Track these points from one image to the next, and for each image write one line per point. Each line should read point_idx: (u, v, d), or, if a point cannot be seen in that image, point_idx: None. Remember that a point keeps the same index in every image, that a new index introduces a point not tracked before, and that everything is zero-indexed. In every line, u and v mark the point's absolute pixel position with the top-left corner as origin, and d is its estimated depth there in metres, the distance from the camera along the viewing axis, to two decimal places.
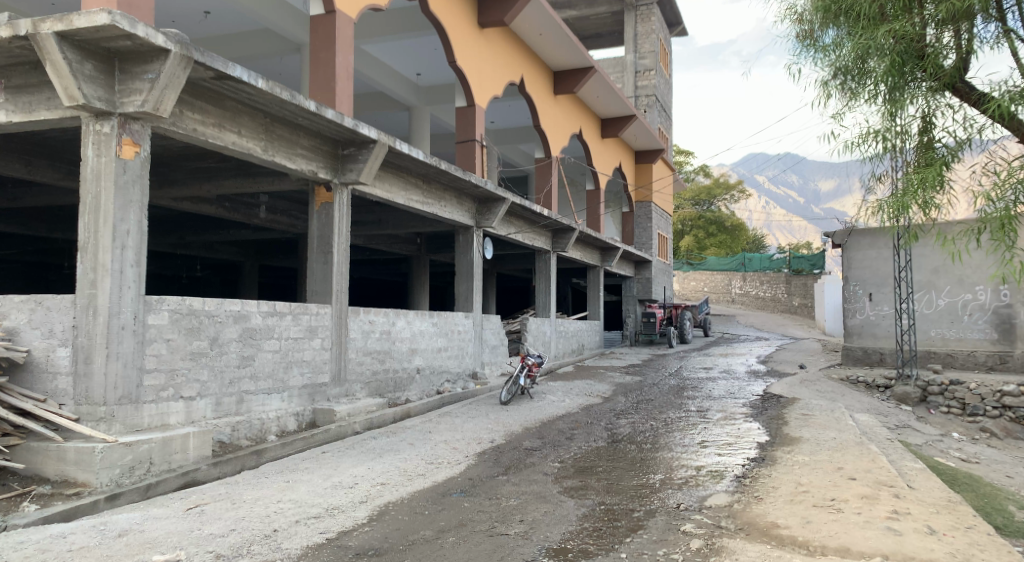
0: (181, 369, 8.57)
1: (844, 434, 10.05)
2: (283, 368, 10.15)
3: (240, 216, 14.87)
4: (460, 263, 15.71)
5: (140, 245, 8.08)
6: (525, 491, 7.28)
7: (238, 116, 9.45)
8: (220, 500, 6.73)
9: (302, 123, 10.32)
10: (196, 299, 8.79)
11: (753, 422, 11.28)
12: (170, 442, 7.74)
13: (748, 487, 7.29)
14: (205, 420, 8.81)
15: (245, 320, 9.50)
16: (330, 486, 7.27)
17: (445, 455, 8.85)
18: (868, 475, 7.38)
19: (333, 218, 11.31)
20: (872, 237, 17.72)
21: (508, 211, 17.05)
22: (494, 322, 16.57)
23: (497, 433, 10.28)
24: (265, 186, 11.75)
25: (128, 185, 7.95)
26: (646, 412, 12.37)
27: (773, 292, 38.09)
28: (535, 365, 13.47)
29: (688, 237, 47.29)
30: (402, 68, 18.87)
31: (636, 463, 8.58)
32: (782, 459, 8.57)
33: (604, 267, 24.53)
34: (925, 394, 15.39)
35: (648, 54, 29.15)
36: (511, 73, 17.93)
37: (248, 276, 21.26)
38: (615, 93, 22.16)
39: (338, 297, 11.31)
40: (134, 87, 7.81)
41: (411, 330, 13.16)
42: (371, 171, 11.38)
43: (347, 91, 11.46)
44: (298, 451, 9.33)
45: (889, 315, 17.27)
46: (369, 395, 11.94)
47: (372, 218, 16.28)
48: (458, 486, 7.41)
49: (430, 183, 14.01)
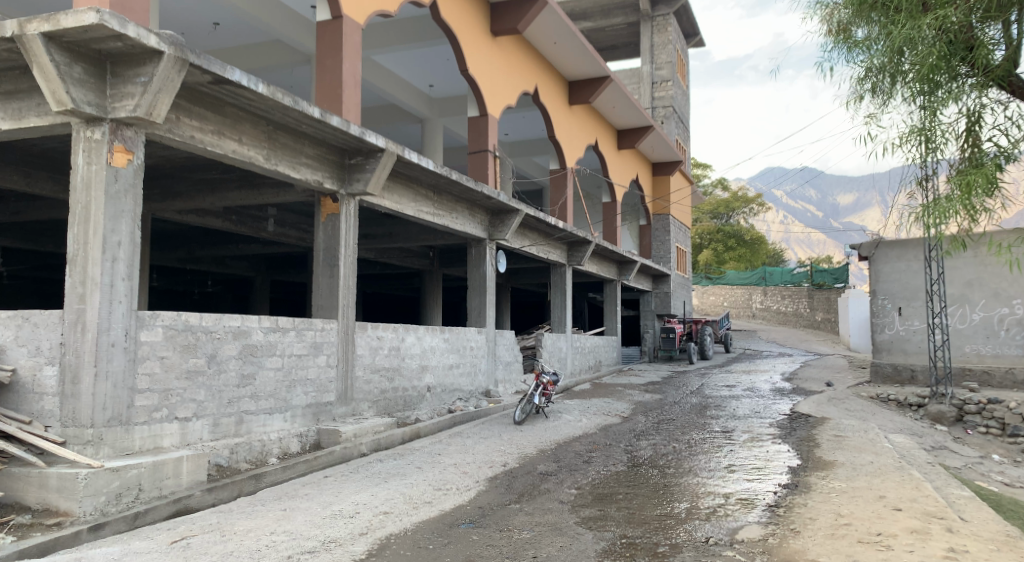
0: (175, 389, 8.11)
1: (882, 458, 9.41)
2: (285, 386, 9.67)
3: (248, 229, 14.49)
4: (473, 277, 15.24)
5: (133, 258, 7.64)
6: (538, 521, 6.73)
7: (239, 123, 9.04)
8: (209, 532, 6.23)
9: (306, 131, 9.90)
10: (192, 314, 8.35)
11: (782, 443, 10.67)
12: (161, 467, 7.27)
13: (783, 518, 6.69)
14: (201, 442, 8.34)
15: (245, 336, 9.04)
16: (329, 516, 6.75)
17: (453, 480, 8.31)
18: (915, 507, 6.78)
19: (339, 230, 10.87)
20: (901, 249, 17.09)
21: (522, 224, 16.58)
22: (508, 337, 16.04)
23: (510, 456, 9.74)
24: (270, 198, 11.34)
25: (119, 194, 7.51)
26: (668, 433, 11.78)
27: (795, 307, 37.29)
28: (550, 383, 12.96)
29: (706, 250, 46.51)
30: (414, 79, 18.53)
31: (658, 490, 8.00)
32: (817, 486, 7.96)
33: (621, 281, 23.96)
34: (961, 413, 14.75)
35: (665, 65, 28.67)
36: (525, 82, 17.50)
37: (259, 292, 20.96)
38: (631, 103, 21.72)
39: (345, 312, 10.84)
40: (126, 91, 7.40)
41: (421, 347, 12.67)
42: (379, 180, 10.95)
43: (354, 99, 11.04)
44: (300, 475, 8.82)
45: (920, 330, 16.63)
46: (377, 414, 11.46)
47: (382, 231, 15.85)
48: (467, 516, 6.87)
49: (441, 194, 13.56)
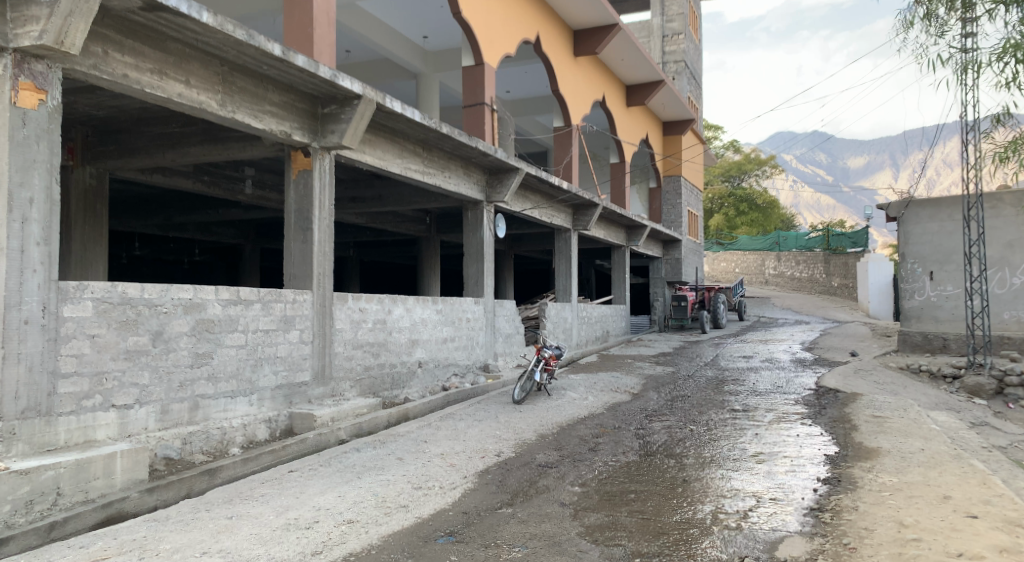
0: (111, 371, 6.94)
1: (934, 445, 8.19)
2: (250, 365, 8.49)
3: (223, 192, 13.25)
4: (470, 243, 13.96)
5: (50, 219, 6.40)
6: (534, 534, 5.59)
7: (186, 61, 7.75)
8: (125, 554, 5.12)
9: (269, 73, 8.59)
10: (132, 285, 7.14)
11: (812, 425, 9.51)
12: (87, 466, 6.08)
13: (830, 528, 5.56)
14: (145, 433, 7.20)
15: (199, 310, 7.86)
16: (281, 528, 5.61)
17: (438, 475, 7.18)
18: (992, 513, 5.67)
19: (311, 188, 9.58)
20: (933, 209, 15.80)
21: (523, 185, 15.26)
22: (508, 307, 14.81)
23: (506, 443, 8.57)
24: (236, 153, 10.03)
25: (29, 142, 6.23)
26: (683, 412, 10.58)
27: (810, 273, 35.96)
28: (553, 358, 11.78)
29: (717, 215, 45.35)
30: (407, 29, 17.09)
31: (676, 486, 6.81)
32: (865, 482, 6.79)
33: (630, 247, 22.63)
34: (1002, 385, 13.46)
35: (676, 17, 27.21)
36: (526, 30, 16.06)
37: (249, 261, 19.81)
38: (642, 55, 20.28)
39: (321, 281, 9.63)
40: (28, 14, 6.12)
41: (411, 319, 11.48)
42: (356, 132, 9.64)
43: (326, 38, 9.72)
44: (264, 468, 7.66)
45: (955, 295, 15.34)
46: (361, 394, 10.30)
47: (371, 193, 14.56)
48: (447, 526, 5.75)
49: (432, 150, 12.25)
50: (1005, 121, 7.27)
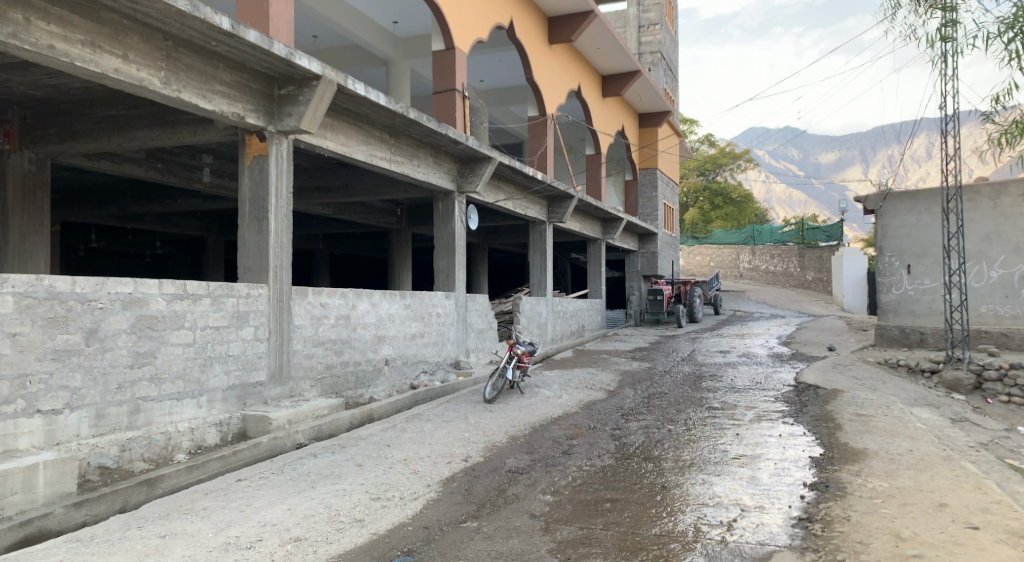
0: (36, 373, 6.36)
1: (922, 446, 7.81)
2: (198, 365, 7.88)
3: (178, 179, 12.56)
4: (440, 236, 13.41)
5: None
6: (500, 552, 5.11)
7: (123, 34, 7.15)
8: None
9: (219, 49, 7.96)
10: (60, 279, 6.56)
11: (795, 424, 9.12)
12: (2, 480, 5.48)
13: (821, 542, 5.14)
14: (76, 441, 6.58)
15: (141, 305, 7.26)
16: (218, 549, 5.11)
17: (398, 483, 6.67)
18: (993, 523, 5.26)
19: (267, 174, 8.95)
20: (912, 201, 15.50)
21: (495, 175, 14.70)
22: (480, 302, 14.28)
23: (475, 447, 8.07)
24: (186, 138, 9.34)
25: None
26: (661, 411, 10.13)
27: (784, 266, 35.84)
28: (526, 354, 11.29)
29: (693, 209, 45.13)
30: (376, 14, 16.48)
31: (656, 494, 6.35)
32: (854, 488, 6.36)
33: (606, 240, 22.16)
34: (981, 380, 13.18)
35: (653, 7, 26.79)
36: (499, 15, 15.50)
37: (212, 255, 19.09)
38: (618, 44, 19.78)
39: (278, 275, 9.02)
40: None
41: (376, 315, 10.91)
42: (316, 115, 9.02)
43: (283, 14, 9.08)
44: (212, 476, 7.07)
45: (932, 289, 15.05)
46: (321, 395, 9.71)
47: (337, 183, 13.94)
48: (404, 544, 5.25)
49: (399, 137, 11.67)
50: (1004, 104, 6.82)
